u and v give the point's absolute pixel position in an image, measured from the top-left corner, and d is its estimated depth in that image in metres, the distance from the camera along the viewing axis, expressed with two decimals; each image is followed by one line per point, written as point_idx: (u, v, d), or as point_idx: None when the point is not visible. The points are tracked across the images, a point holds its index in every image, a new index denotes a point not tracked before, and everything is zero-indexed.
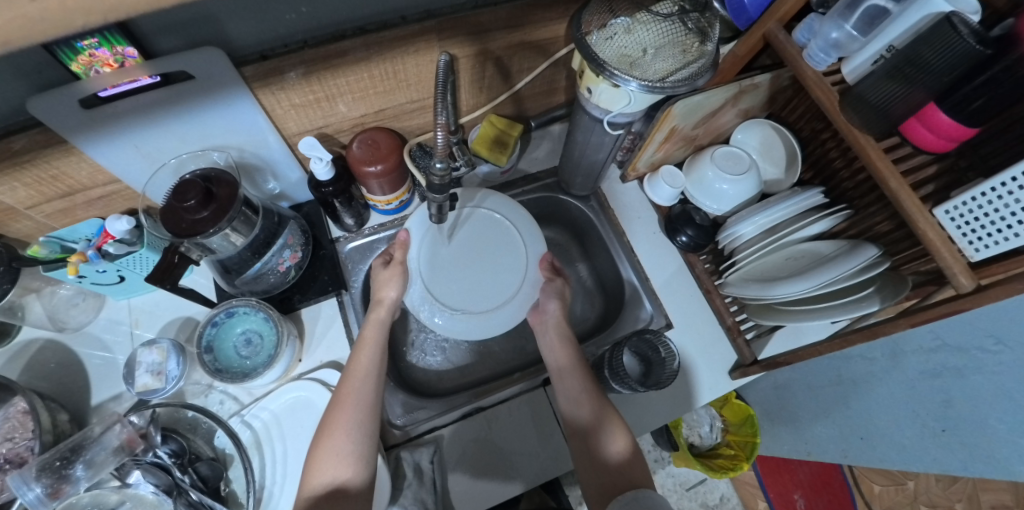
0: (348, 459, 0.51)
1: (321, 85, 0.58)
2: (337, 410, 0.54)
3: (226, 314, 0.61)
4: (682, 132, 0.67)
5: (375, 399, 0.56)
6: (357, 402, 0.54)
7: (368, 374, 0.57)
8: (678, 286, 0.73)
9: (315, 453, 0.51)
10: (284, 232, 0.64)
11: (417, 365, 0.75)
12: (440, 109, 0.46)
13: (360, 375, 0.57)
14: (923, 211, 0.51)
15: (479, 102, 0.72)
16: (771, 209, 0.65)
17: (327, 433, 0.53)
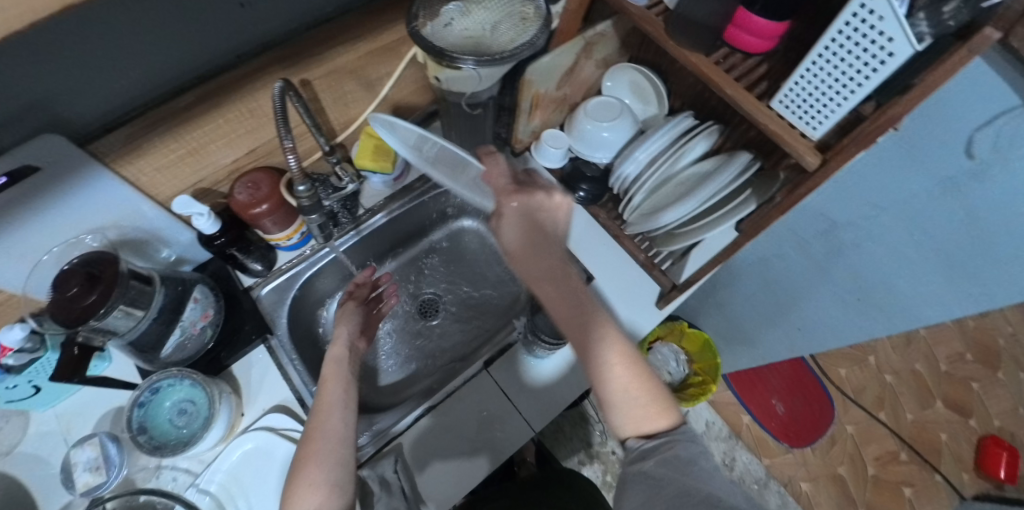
0: (326, 486, 0.45)
1: (181, 140, 0.57)
2: (309, 441, 0.48)
3: (152, 391, 0.60)
4: (548, 95, 0.69)
5: (346, 417, 0.51)
6: (335, 404, 0.52)
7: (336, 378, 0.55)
8: (591, 239, 0.76)
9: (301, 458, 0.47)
10: (191, 294, 0.63)
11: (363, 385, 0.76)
12: (285, 134, 0.48)
13: (327, 407, 0.52)
14: (761, 107, 0.54)
15: (353, 117, 0.73)
16: (647, 144, 0.69)
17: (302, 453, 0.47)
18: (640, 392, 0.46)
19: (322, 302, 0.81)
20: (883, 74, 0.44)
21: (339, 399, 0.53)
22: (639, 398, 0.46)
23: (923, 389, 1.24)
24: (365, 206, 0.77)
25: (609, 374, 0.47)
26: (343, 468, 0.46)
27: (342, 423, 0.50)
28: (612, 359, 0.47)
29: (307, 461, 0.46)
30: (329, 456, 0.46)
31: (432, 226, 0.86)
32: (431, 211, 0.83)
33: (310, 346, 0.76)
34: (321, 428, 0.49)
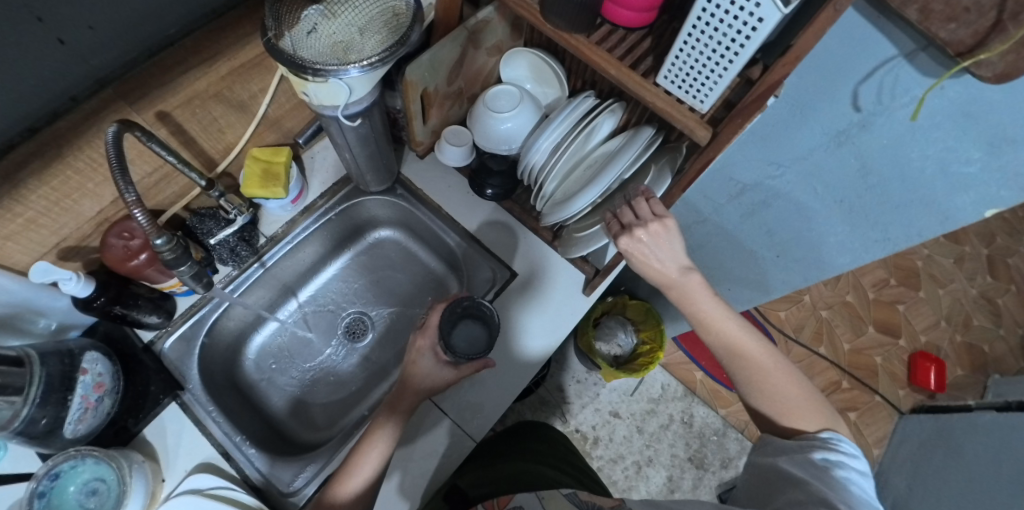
0: None
1: (21, 206, 0.49)
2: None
3: (52, 477, 0.54)
4: (439, 93, 0.66)
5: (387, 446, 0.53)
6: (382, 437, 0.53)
7: (400, 409, 0.55)
8: (507, 235, 0.73)
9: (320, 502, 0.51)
10: (81, 365, 0.57)
11: (293, 420, 0.75)
12: (125, 187, 0.43)
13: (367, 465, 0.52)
14: (647, 84, 0.53)
15: (231, 142, 0.67)
16: (549, 131, 0.66)
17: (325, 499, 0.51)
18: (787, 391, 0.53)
19: (239, 342, 0.76)
20: (751, 48, 0.42)
21: (379, 454, 0.52)
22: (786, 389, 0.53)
23: (855, 316, 1.32)
24: (266, 235, 0.73)
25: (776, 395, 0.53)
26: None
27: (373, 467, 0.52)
28: (757, 363, 0.54)
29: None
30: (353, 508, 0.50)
31: (347, 242, 0.83)
32: (342, 228, 0.79)
33: (231, 392, 0.72)
34: (376, 432, 0.54)
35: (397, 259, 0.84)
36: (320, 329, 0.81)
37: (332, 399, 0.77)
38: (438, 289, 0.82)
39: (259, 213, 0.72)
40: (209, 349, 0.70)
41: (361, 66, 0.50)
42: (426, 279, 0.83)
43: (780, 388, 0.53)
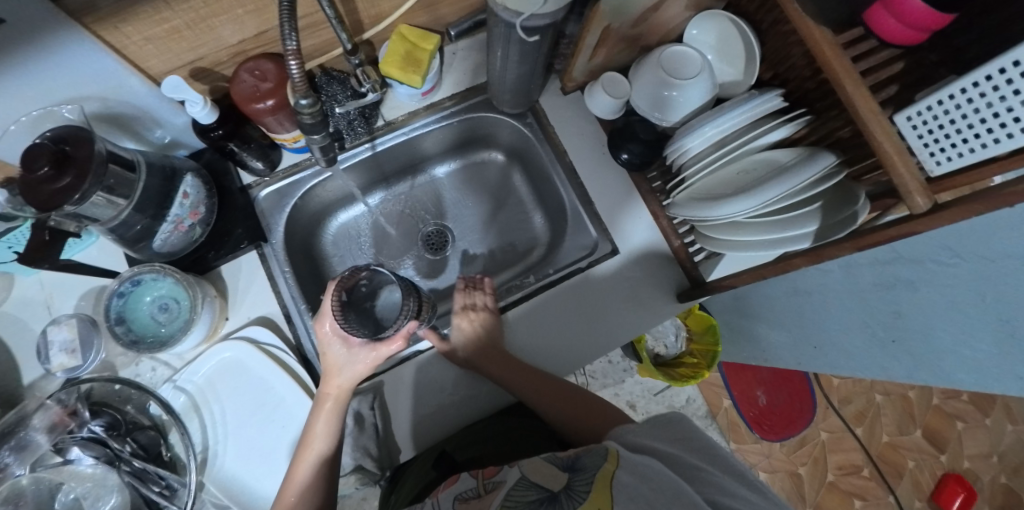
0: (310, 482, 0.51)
1: (172, 10, 0.47)
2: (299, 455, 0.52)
3: (133, 283, 0.57)
4: (620, 32, 0.56)
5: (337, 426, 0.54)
6: (320, 434, 0.53)
7: (332, 402, 0.54)
8: (622, 211, 0.67)
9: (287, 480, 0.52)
10: (178, 186, 0.57)
11: None
12: (289, 33, 0.38)
13: (315, 442, 0.52)
14: (880, 116, 0.43)
15: (383, 12, 0.58)
16: (718, 120, 0.58)
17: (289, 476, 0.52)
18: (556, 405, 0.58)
19: (325, 212, 0.75)
20: None
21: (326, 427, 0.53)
22: (561, 404, 0.58)
23: (908, 414, 1.24)
24: (385, 118, 0.68)
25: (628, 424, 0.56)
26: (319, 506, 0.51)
27: (326, 448, 0.53)
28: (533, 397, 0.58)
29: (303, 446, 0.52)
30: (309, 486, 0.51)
31: (459, 151, 0.79)
32: (458, 136, 0.75)
33: (305, 260, 0.72)
34: (316, 427, 0.54)
35: (499, 186, 0.80)
36: (403, 228, 0.80)
37: None
38: (528, 235, 0.78)
39: (386, 94, 0.67)
40: (297, 212, 0.69)
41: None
42: (520, 217, 0.79)
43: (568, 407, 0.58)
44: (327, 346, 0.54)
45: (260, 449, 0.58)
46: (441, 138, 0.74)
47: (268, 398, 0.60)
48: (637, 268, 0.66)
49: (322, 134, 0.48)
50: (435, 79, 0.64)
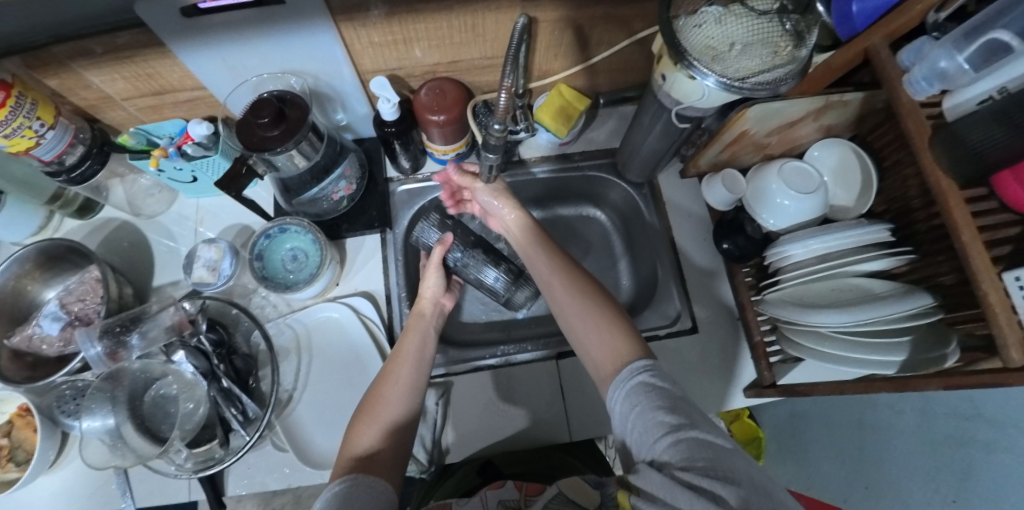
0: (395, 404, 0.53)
1: (400, 27, 0.59)
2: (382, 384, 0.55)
3: (279, 229, 0.69)
4: (754, 137, 0.66)
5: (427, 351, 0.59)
6: (410, 361, 0.57)
7: (418, 331, 0.61)
8: (708, 297, 0.76)
9: (369, 398, 0.54)
10: (343, 162, 0.69)
11: None
12: (508, 72, 0.47)
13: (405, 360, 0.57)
14: (992, 270, 0.46)
15: (552, 69, 0.73)
16: (828, 235, 0.62)
17: (374, 395, 0.54)
18: (587, 316, 0.53)
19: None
20: None
21: (415, 352, 0.58)
22: (599, 326, 0.52)
23: None
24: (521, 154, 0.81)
25: (597, 335, 0.51)
26: (410, 417, 0.53)
27: (415, 377, 0.56)
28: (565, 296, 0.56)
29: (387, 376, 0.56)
30: (398, 399, 0.53)
31: (570, 200, 0.90)
32: (574, 188, 0.86)
33: (414, 254, 0.81)
34: (405, 350, 0.58)
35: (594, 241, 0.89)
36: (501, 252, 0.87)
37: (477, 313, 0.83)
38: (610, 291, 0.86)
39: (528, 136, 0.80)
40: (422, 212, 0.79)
41: (720, 81, 0.51)
42: (609, 274, 0.87)
43: (604, 329, 0.51)
44: (425, 292, 0.66)
45: (333, 404, 0.68)
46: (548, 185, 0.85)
47: (353, 364, 0.70)
48: (691, 345, 0.73)
49: (497, 154, 0.57)
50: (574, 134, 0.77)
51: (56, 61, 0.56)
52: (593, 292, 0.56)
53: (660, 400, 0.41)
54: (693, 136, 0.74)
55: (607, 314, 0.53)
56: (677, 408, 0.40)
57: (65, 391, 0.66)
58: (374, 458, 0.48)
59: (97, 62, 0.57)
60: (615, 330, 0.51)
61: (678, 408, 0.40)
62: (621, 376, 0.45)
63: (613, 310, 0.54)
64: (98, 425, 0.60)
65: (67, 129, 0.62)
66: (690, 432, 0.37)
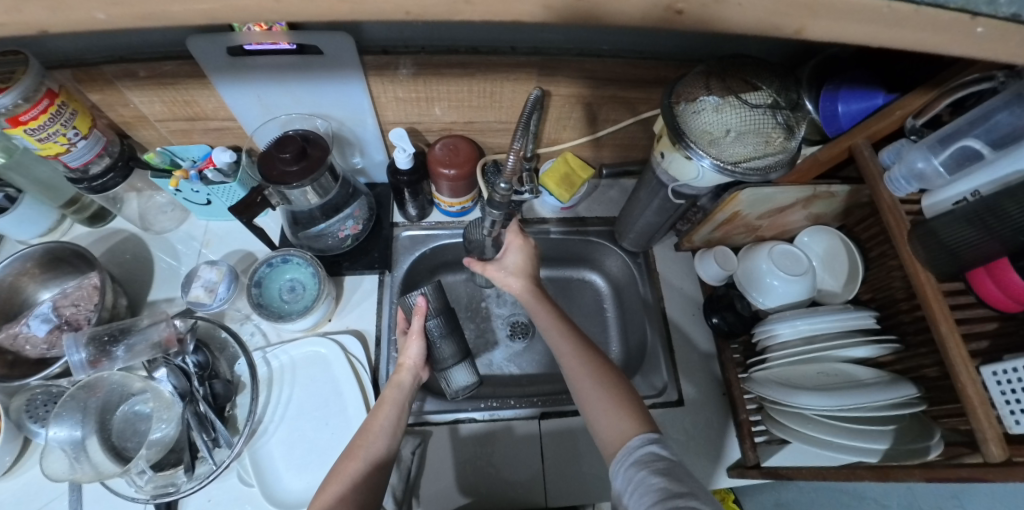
0: (344, 506, 0.50)
1: (425, 87, 0.65)
2: (345, 461, 0.55)
3: (282, 259, 0.71)
4: (746, 218, 0.71)
5: (389, 436, 0.58)
6: (363, 454, 0.55)
7: (380, 434, 0.58)
8: (698, 369, 0.76)
9: (332, 474, 0.54)
10: (353, 204, 0.73)
11: None
12: (518, 137, 0.52)
13: (373, 432, 0.57)
14: (970, 366, 0.47)
15: (560, 138, 0.79)
16: (814, 318, 0.65)
17: (336, 472, 0.54)
18: (599, 400, 0.55)
19: (439, 268, 0.86)
20: None
21: (388, 425, 0.59)
22: (606, 407, 0.54)
23: None
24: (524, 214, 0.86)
25: (611, 412, 0.54)
26: (370, 494, 0.52)
27: (365, 472, 0.54)
28: (563, 353, 0.60)
29: (349, 456, 0.55)
30: (359, 479, 0.53)
31: (567, 262, 0.92)
32: (573, 250, 0.89)
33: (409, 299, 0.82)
34: (376, 426, 0.59)
35: (589, 304, 0.90)
36: (500, 306, 0.89)
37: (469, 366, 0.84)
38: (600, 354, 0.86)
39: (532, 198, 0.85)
40: (423, 258, 0.82)
41: (714, 162, 0.55)
42: (599, 340, 0.87)
43: (606, 401, 0.55)
44: (406, 359, 0.64)
45: (305, 444, 0.66)
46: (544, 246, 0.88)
47: (332, 403, 0.68)
48: (677, 419, 0.72)
49: (501, 210, 0.61)
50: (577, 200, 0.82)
51: (103, 79, 0.61)
52: (604, 370, 0.58)
53: (669, 474, 0.44)
54: (688, 213, 0.78)
55: (616, 394, 0.55)
56: (676, 478, 0.44)
57: (37, 396, 0.65)
58: None
59: (141, 84, 0.62)
60: (626, 405, 0.54)
61: (673, 474, 0.44)
62: (625, 455, 0.48)
63: (616, 385, 0.56)
64: (64, 435, 0.58)
65: (100, 141, 0.65)
66: (691, 501, 0.41)
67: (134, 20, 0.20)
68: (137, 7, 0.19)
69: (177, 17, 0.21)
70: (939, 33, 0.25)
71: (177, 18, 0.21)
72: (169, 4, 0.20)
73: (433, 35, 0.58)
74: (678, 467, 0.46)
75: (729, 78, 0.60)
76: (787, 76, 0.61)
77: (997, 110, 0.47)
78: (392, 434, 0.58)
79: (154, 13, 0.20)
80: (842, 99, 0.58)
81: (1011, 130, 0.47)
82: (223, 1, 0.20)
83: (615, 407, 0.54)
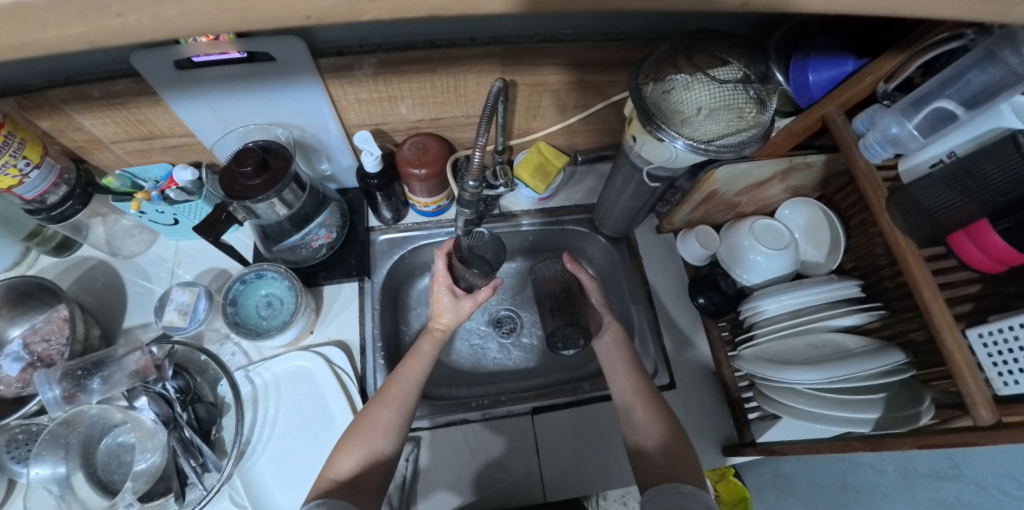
0: (376, 454, 0.54)
1: (386, 86, 0.62)
2: (379, 406, 0.58)
3: (256, 275, 0.70)
4: (724, 196, 0.70)
5: (416, 388, 0.60)
6: (395, 402, 0.58)
7: (410, 386, 0.60)
8: (688, 350, 0.76)
9: (366, 416, 0.57)
10: (324, 212, 0.71)
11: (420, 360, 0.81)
12: (481, 132, 0.50)
13: (405, 382, 0.60)
14: (956, 331, 0.46)
15: (532, 128, 0.77)
16: (798, 292, 0.64)
17: (370, 416, 0.57)
18: (643, 418, 0.59)
19: (421, 270, 0.85)
20: None
21: (418, 376, 0.61)
22: (657, 437, 0.57)
23: None
24: (501, 208, 0.84)
25: (654, 433, 0.57)
26: (397, 437, 0.56)
27: (395, 421, 0.57)
28: (615, 373, 0.65)
29: (385, 400, 0.58)
30: (394, 426, 0.56)
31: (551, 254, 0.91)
32: (557, 240, 0.88)
33: (392, 302, 0.80)
34: (407, 375, 0.61)
35: None
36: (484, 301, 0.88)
37: (460, 364, 0.83)
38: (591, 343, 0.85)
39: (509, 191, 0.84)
40: (402, 261, 0.80)
41: (686, 143, 0.54)
42: None
43: (652, 424, 0.58)
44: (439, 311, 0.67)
45: (294, 462, 0.65)
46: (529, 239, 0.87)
47: (320, 417, 0.67)
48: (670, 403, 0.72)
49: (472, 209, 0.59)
50: (554, 189, 0.81)
51: (48, 105, 0.58)
52: (648, 392, 0.62)
53: None
54: (667, 195, 0.77)
55: (668, 430, 0.57)
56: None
57: (17, 435, 0.62)
58: (360, 482, 0.52)
59: (90, 106, 0.59)
60: (667, 427, 0.58)
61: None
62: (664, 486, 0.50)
63: (659, 405, 0.60)
64: (47, 473, 0.57)
65: (53, 168, 0.63)
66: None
67: (13, 50, 0.18)
68: (7, 38, 0.17)
69: (54, 44, 0.18)
70: None
71: (56, 46, 0.18)
72: (39, 31, 0.17)
73: (388, 31, 0.56)
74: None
75: (696, 54, 0.58)
76: (754, 47, 0.60)
77: (968, 69, 0.46)
78: (421, 385, 0.60)
79: (28, 41, 0.18)
80: (812, 68, 0.57)
81: (985, 88, 0.45)
82: (100, 24, 0.18)
83: (657, 425, 0.58)
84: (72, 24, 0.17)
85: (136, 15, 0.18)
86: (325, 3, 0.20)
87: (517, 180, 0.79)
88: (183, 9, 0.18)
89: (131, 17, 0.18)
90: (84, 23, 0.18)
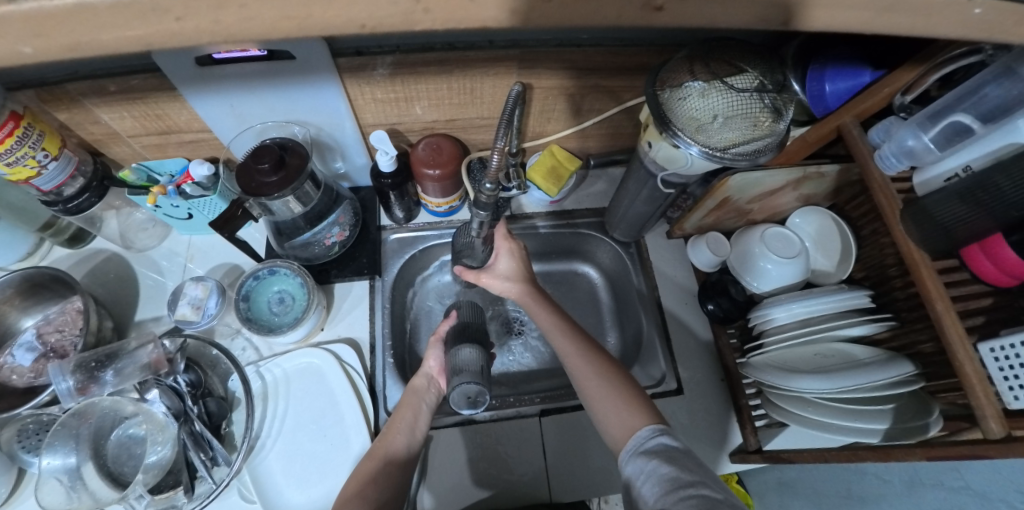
0: (367, 502, 0.52)
1: (403, 86, 0.63)
2: (367, 460, 0.57)
3: (268, 272, 0.70)
4: (736, 203, 0.70)
5: (411, 435, 0.60)
6: (384, 454, 0.57)
7: (401, 433, 0.60)
8: (696, 356, 0.76)
9: (355, 472, 0.56)
10: (336, 210, 0.72)
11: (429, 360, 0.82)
12: (500, 135, 0.50)
13: (397, 431, 0.60)
14: (967, 343, 0.47)
15: (545, 131, 0.77)
16: (809, 301, 0.64)
17: (358, 470, 0.56)
18: (606, 392, 0.55)
19: (430, 270, 0.85)
20: None
21: (408, 424, 0.61)
22: (615, 404, 0.54)
23: None
24: (513, 210, 0.85)
25: (617, 407, 0.54)
26: (391, 489, 0.54)
27: (387, 474, 0.55)
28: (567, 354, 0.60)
29: (374, 454, 0.57)
30: (383, 474, 0.55)
31: (558, 256, 0.91)
32: (566, 243, 0.88)
33: (401, 303, 0.80)
34: (398, 424, 0.61)
35: (583, 297, 0.90)
36: (492, 302, 0.88)
37: None
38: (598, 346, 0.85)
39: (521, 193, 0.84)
40: (413, 261, 0.81)
41: (702, 150, 0.54)
42: (596, 330, 0.87)
43: (612, 401, 0.54)
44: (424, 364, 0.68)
45: (304, 459, 0.65)
46: (540, 242, 0.87)
47: (328, 414, 0.68)
48: (677, 409, 0.72)
49: (487, 211, 0.60)
50: (565, 193, 0.81)
51: (69, 98, 0.58)
52: (605, 364, 0.58)
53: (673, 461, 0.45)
54: (678, 200, 0.77)
55: (625, 392, 0.55)
56: (685, 466, 0.44)
57: (28, 425, 0.63)
58: None
59: (109, 100, 0.59)
60: (627, 395, 0.55)
61: (679, 463, 0.44)
62: (632, 446, 0.49)
63: (617, 378, 0.57)
64: (58, 463, 0.57)
65: (71, 161, 0.63)
66: (703, 489, 0.41)
67: (65, 50, 0.18)
68: (65, 38, 0.18)
69: (109, 45, 0.19)
70: (939, 14, 0.24)
71: (112, 46, 0.19)
72: (98, 32, 0.18)
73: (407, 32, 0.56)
74: (687, 457, 0.46)
75: (713, 62, 0.58)
76: (771, 56, 0.60)
77: (987, 83, 0.47)
78: (413, 435, 0.60)
79: (86, 42, 0.18)
80: (829, 79, 0.57)
81: (1002, 102, 0.46)
82: (156, 26, 0.18)
83: (612, 395, 0.55)
84: (135, 26, 0.18)
85: (194, 19, 0.18)
86: (378, 11, 0.21)
87: (529, 183, 0.80)
88: (243, 17, 0.19)
89: (189, 21, 0.18)
90: (138, 25, 0.18)
